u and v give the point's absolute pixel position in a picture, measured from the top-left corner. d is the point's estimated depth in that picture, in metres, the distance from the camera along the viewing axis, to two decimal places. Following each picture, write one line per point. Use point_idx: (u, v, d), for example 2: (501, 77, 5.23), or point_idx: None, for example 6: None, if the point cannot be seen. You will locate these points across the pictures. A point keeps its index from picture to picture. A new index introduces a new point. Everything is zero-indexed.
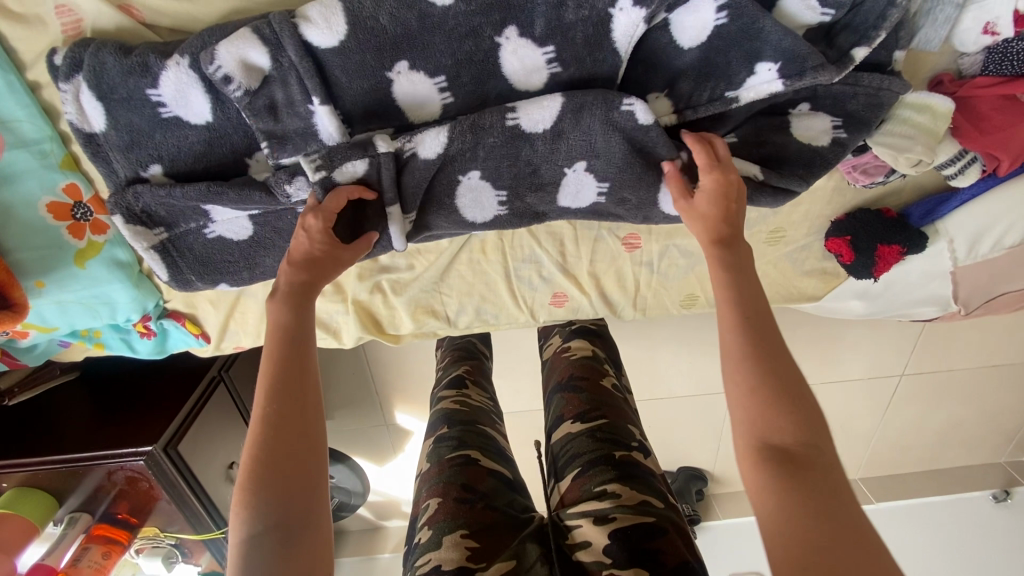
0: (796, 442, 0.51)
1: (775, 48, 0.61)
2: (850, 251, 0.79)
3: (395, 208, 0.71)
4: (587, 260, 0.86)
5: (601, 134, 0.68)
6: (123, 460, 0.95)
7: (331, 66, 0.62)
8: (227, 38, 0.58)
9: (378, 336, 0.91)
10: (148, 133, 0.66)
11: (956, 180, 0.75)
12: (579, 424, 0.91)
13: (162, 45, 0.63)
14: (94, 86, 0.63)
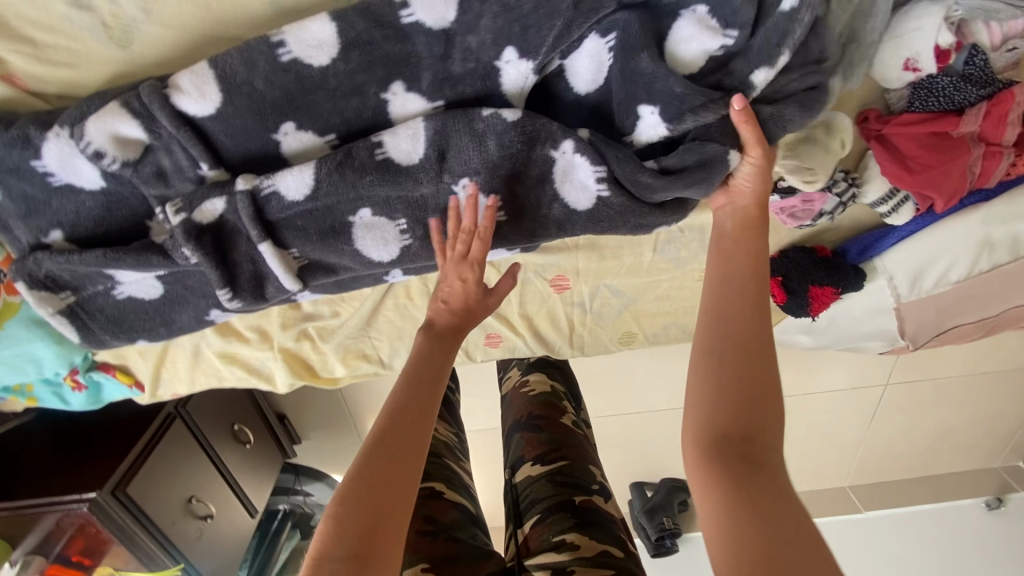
0: (734, 422, 0.51)
1: (653, 92, 0.58)
2: (783, 291, 0.76)
3: (267, 244, 0.65)
4: (516, 303, 0.84)
5: (476, 148, 0.62)
6: (69, 506, 0.97)
7: (213, 132, 0.60)
8: (97, 113, 0.57)
9: (311, 380, 0.91)
10: (43, 200, 0.66)
11: (892, 218, 0.71)
12: (539, 467, 0.87)
13: (44, 115, 0.62)
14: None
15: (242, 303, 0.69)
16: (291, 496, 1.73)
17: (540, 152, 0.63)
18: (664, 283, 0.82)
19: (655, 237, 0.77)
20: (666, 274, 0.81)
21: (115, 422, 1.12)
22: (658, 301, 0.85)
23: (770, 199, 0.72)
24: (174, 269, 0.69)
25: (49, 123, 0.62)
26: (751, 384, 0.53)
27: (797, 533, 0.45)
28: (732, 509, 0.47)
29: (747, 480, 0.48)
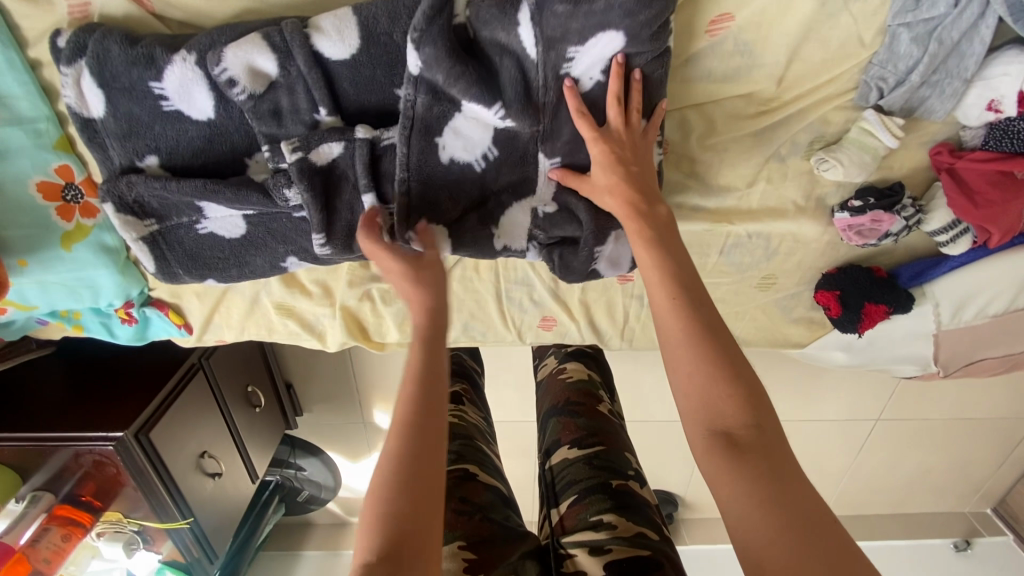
0: (740, 424, 0.51)
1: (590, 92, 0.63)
2: (839, 305, 0.80)
3: (371, 196, 0.66)
4: (579, 289, 0.86)
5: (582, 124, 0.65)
6: (91, 444, 0.94)
7: (341, 78, 0.61)
8: (235, 42, 0.58)
9: (362, 342, 0.91)
10: (146, 124, 0.65)
11: (948, 247, 0.76)
12: (576, 450, 0.91)
13: (169, 39, 0.62)
14: (93, 71, 0.62)
15: (331, 251, 0.70)
16: (283, 469, 1.73)
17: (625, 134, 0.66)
18: (722, 286, 0.86)
19: (724, 240, 0.81)
20: (726, 278, 0.85)
21: (137, 366, 1.09)
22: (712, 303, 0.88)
23: (838, 216, 0.77)
24: (268, 209, 0.69)
25: (173, 48, 0.62)
26: (736, 377, 0.53)
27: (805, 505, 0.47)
28: (759, 505, 0.47)
29: (763, 472, 0.49)
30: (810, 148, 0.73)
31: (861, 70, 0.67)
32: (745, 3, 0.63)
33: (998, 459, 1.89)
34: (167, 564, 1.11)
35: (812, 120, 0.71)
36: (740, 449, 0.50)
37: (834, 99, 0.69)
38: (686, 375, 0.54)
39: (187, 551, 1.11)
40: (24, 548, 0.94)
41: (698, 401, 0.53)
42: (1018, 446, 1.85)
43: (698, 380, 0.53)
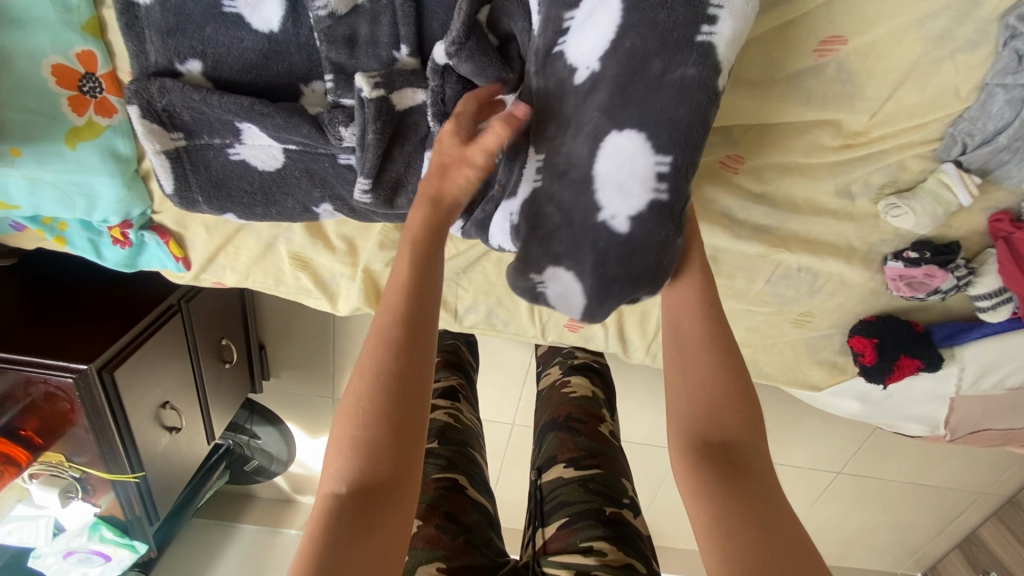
0: (733, 437, 0.54)
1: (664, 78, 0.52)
2: (874, 353, 0.79)
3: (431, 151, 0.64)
4: None
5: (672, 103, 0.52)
6: (48, 373, 0.82)
7: (430, 18, 0.59)
8: None
9: (377, 311, 0.84)
10: (196, 22, 0.58)
11: (987, 314, 0.77)
12: (571, 470, 0.88)
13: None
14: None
15: (369, 202, 0.67)
16: (238, 435, 1.63)
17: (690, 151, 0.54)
18: (759, 316, 0.84)
19: (773, 269, 0.79)
20: (765, 308, 0.83)
21: (110, 294, 0.98)
22: (745, 331, 0.86)
23: (890, 264, 0.76)
24: (315, 145, 0.64)
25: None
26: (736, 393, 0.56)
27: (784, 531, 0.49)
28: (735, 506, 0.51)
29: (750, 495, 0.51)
30: (880, 191, 0.72)
31: (950, 122, 0.66)
32: (860, 30, 0.61)
33: (937, 527, 1.97)
34: (102, 519, 0.99)
35: (890, 163, 0.70)
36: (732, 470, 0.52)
37: (916, 146, 0.68)
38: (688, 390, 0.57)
39: (129, 508, 0.99)
40: None
41: (701, 418, 0.55)
42: (957, 518, 1.93)
43: (701, 399, 0.56)
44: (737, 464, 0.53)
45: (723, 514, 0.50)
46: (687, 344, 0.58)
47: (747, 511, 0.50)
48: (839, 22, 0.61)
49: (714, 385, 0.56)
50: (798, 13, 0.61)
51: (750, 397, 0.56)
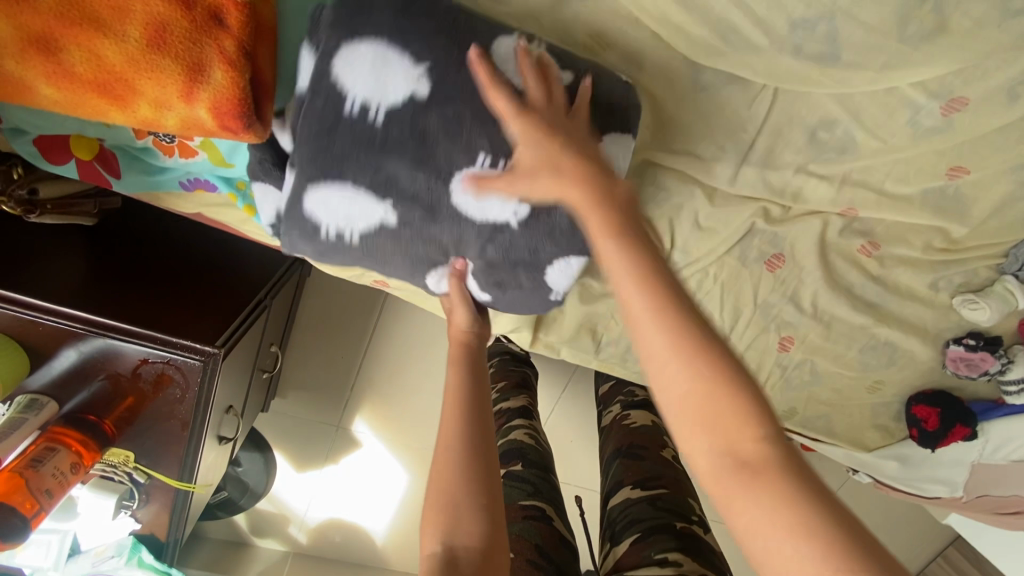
0: (750, 444, 0.43)
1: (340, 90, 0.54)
2: (936, 419, 0.96)
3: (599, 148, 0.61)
4: (746, 344, 0.91)
5: (320, 149, 0.56)
6: (166, 352, 0.70)
7: (523, 83, 0.57)
8: (478, 43, 0.56)
9: (530, 332, 0.86)
10: (348, 153, 0.56)
11: (1011, 395, 0.97)
12: (639, 491, 0.83)
13: (452, 20, 0.56)
14: (344, 30, 0.53)
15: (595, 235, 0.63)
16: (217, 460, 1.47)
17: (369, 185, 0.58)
18: (845, 380, 0.98)
19: (868, 340, 0.94)
20: (852, 373, 0.97)
21: (201, 265, 0.86)
22: (830, 392, 0.99)
23: (952, 347, 0.94)
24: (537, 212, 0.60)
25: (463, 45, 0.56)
26: (721, 372, 0.45)
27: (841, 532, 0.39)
28: (799, 516, 0.40)
29: (799, 498, 0.40)
30: (957, 288, 0.91)
31: (1013, 245, 0.88)
32: (977, 166, 0.81)
33: None
34: (141, 539, 0.85)
35: (969, 268, 0.89)
36: (755, 480, 0.42)
37: (988, 258, 0.89)
38: (680, 390, 0.45)
39: (175, 527, 0.86)
40: (22, 471, 0.66)
41: (700, 430, 0.44)
42: None
43: (694, 397, 0.45)
44: (755, 468, 0.42)
45: (750, 517, 0.41)
46: (649, 349, 0.46)
47: (782, 504, 0.40)
48: (965, 157, 0.81)
49: (719, 402, 0.44)
50: (943, 145, 0.79)
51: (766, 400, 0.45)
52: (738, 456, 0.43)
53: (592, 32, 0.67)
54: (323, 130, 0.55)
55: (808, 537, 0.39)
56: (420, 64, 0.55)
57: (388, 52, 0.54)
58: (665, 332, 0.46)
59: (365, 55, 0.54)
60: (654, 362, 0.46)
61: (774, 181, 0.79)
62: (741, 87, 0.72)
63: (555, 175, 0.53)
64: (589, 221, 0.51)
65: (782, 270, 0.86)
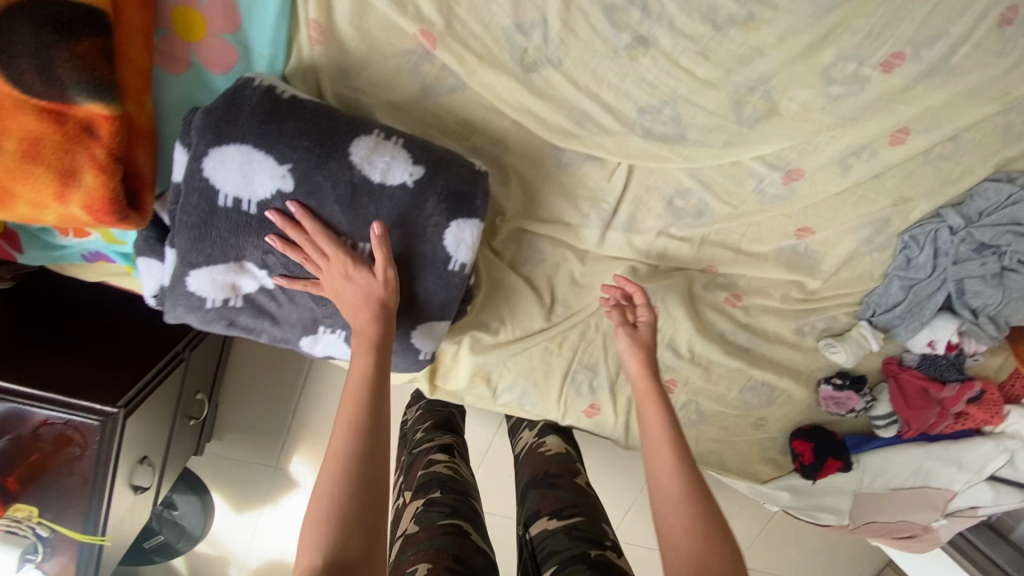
0: (721, 560, 0.57)
1: (229, 185, 0.62)
2: (811, 454, 1.04)
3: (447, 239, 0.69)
4: (632, 387, 0.99)
5: (213, 230, 0.64)
6: (68, 414, 0.75)
7: (427, 184, 0.66)
8: (367, 139, 0.64)
9: (427, 383, 0.92)
10: (226, 233, 0.65)
11: (881, 429, 1.06)
12: (555, 520, 0.82)
13: (314, 125, 0.62)
14: (212, 138, 0.59)
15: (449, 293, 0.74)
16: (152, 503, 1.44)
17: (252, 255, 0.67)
18: (730, 419, 1.06)
19: (745, 381, 1.02)
20: (736, 411, 1.05)
21: (118, 323, 0.91)
22: (718, 430, 1.07)
23: (823, 387, 1.03)
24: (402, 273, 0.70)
25: (329, 150, 0.62)
26: (718, 518, 0.61)
27: None
28: None
29: None
30: (820, 333, 1.00)
31: (864, 294, 0.99)
32: (820, 227, 0.92)
33: None
34: None
35: (828, 314, 0.99)
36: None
37: (844, 306, 0.99)
38: (671, 506, 0.62)
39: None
40: None
41: (682, 537, 0.60)
42: None
43: (688, 516, 0.61)
44: (717, 570, 0.56)
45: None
46: (659, 444, 0.67)
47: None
48: (809, 219, 0.91)
49: (694, 532, 0.59)
50: (788, 210, 0.89)
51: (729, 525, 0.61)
52: (704, 570, 0.56)
53: (460, 119, 0.76)
54: (211, 216, 0.63)
55: None
56: (315, 162, 0.62)
57: (283, 159, 0.61)
58: (678, 459, 0.65)
59: (257, 157, 0.61)
60: (653, 462, 0.67)
61: (639, 242, 0.88)
62: (599, 164, 0.82)
63: (643, 358, 0.74)
64: (646, 416, 0.70)
65: (657, 320, 0.95)
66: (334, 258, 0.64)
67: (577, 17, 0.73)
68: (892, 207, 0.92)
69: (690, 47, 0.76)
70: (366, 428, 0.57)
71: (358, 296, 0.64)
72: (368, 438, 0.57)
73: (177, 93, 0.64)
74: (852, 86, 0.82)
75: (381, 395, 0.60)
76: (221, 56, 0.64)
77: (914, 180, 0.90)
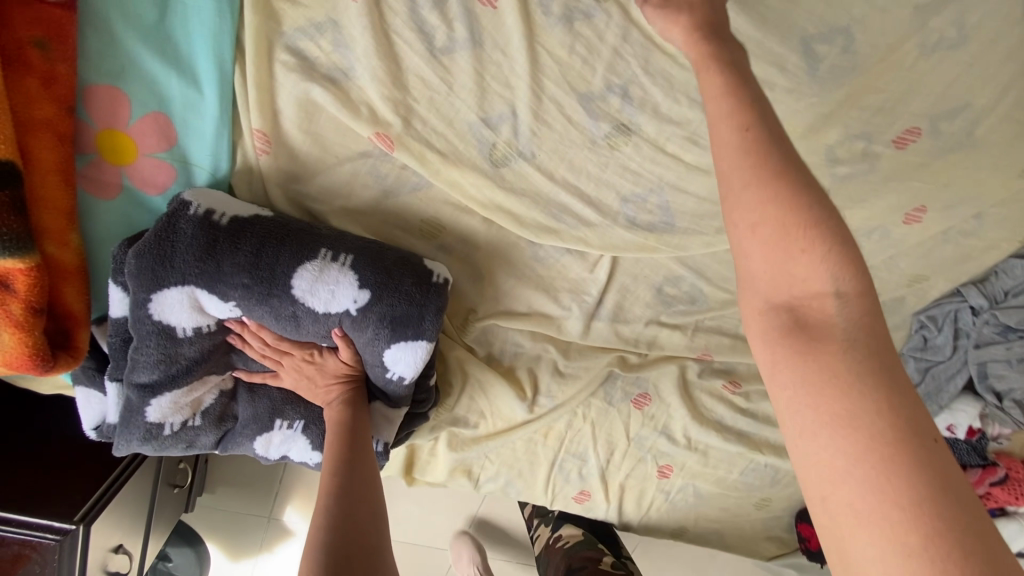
0: (821, 296, 0.38)
1: (177, 318, 0.55)
2: (818, 538, 0.98)
3: (394, 362, 0.63)
4: (624, 473, 0.93)
5: (162, 366, 0.57)
6: (26, 535, 0.72)
7: (371, 310, 0.59)
8: (315, 263, 0.57)
9: (403, 477, 0.87)
10: (175, 368, 0.58)
11: None
12: None
13: (255, 258, 0.55)
14: (148, 281, 0.53)
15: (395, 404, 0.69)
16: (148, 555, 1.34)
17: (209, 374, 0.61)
18: (731, 500, 0.99)
19: (747, 465, 0.95)
20: (737, 493, 0.98)
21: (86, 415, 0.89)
22: (718, 510, 1.00)
23: None
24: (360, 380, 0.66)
25: (270, 283, 0.56)
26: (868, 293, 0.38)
27: (945, 493, 0.32)
28: (874, 461, 0.33)
29: (883, 423, 0.34)
30: None
31: None
32: None
33: None
34: None
35: None
36: (810, 342, 0.37)
37: None
38: (775, 243, 0.39)
39: None
40: None
41: (764, 330, 0.40)
42: None
43: (792, 243, 0.39)
44: (815, 327, 0.38)
45: (823, 443, 0.35)
46: (759, 245, 0.40)
47: (869, 379, 0.35)
48: None
49: (776, 213, 0.39)
50: None
51: (827, 199, 0.40)
52: (797, 308, 0.39)
53: (426, 218, 0.70)
54: (157, 354, 0.56)
55: (884, 458, 0.33)
56: (258, 297, 0.56)
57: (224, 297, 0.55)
58: (767, 258, 0.39)
59: (200, 287, 0.54)
60: (731, 221, 0.41)
61: (627, 332, 0.82)
62: (579, 256, 0.76)
63: (695, 22, 0.47)
64: (719, 141, 0.42)
65: (649, 407, 0.88)
66: (293, 351, 0.62)
67: (549, 107, 0.66)
68: (905, 286, 0.84)
69: (677, 132, 0.69)
70: (352, 460, 0.59)
71: (321, 381, 0.65)
72: (355, 467, 0.59)
73: (114, 217, 0.60)
74: (861, 165, 0.74)
75: (363, 435, 0.63)
76: (157, 176, 0.60)
77: (931, 258, 0.82)
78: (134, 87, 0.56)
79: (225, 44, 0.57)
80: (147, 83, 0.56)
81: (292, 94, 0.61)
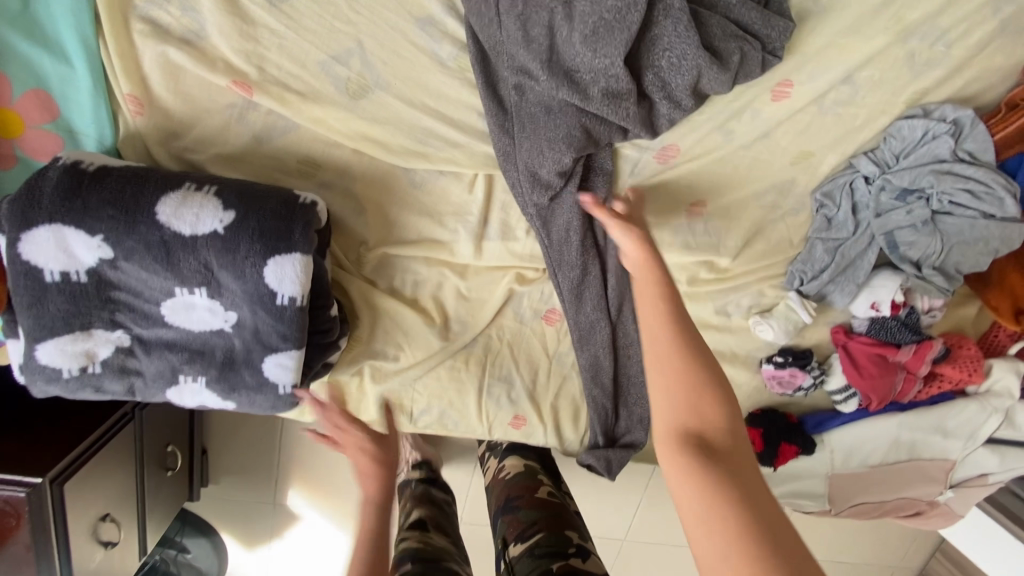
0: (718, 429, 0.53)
1: (48, 261, 0.64)
2: (761, 440, 0.96)
3: (275, 279, 0.67)
4: (552, 393, 0.94)
5: (42, 307, 0.66)
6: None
7: (239, 226, 0.66)
8: (175, 192, 0.65)
9: None
10: (55, 310, 0.66)
11: (841, 404, 0.97)
12: (519, 545, 0.80)
13: (118, 193, 0.63)
14: (20, 223, 0.62)
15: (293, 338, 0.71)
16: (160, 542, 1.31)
17: (95, 322, 0.68)
18: None
19: None
20: None
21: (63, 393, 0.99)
22: None
23: (765, 366, 0.95)
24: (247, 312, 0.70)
25: (134, 213, 0.64)
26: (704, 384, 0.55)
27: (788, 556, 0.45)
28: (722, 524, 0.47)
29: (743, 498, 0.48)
30: (749, 310, 0.93)
31: (789, 263, 0.91)
32: (716, 199, 0.86)
33: None
34: None
35: (753, 289, 0.92)
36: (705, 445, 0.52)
37: (769, 279, 0.92)
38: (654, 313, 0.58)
39: None
40: None
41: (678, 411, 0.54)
42: None
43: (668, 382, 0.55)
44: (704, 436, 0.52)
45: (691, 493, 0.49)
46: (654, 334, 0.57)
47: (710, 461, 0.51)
48: (701, 193, 0.85)
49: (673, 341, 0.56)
50: (674, 187, 0.84)
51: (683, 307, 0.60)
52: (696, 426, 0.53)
53: (301, 158, 0.77)
54: (36, 295, 0.65)
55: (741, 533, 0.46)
56: (123, 228, 0.64)
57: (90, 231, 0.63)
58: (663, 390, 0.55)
59: (61, 231, 0.63)
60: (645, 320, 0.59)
61: (519, 248, 0.86)
62: (456, 177, 0.80)
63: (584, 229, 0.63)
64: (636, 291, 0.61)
65: (561, 322, 0.92)
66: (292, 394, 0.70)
67: (389, 34, 0.71)
68: (793, 166, 0.84)
69: None
70: None
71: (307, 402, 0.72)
72: None
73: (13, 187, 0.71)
74: None
75: None
76: (46, 146, 0.70)
77: (813, 132, 0.82)
78: (11, 68, 0.65)
79: (84, 20, 0.65)
80: (24, 63, 0.65)
81: (153, 56, 0.68)
